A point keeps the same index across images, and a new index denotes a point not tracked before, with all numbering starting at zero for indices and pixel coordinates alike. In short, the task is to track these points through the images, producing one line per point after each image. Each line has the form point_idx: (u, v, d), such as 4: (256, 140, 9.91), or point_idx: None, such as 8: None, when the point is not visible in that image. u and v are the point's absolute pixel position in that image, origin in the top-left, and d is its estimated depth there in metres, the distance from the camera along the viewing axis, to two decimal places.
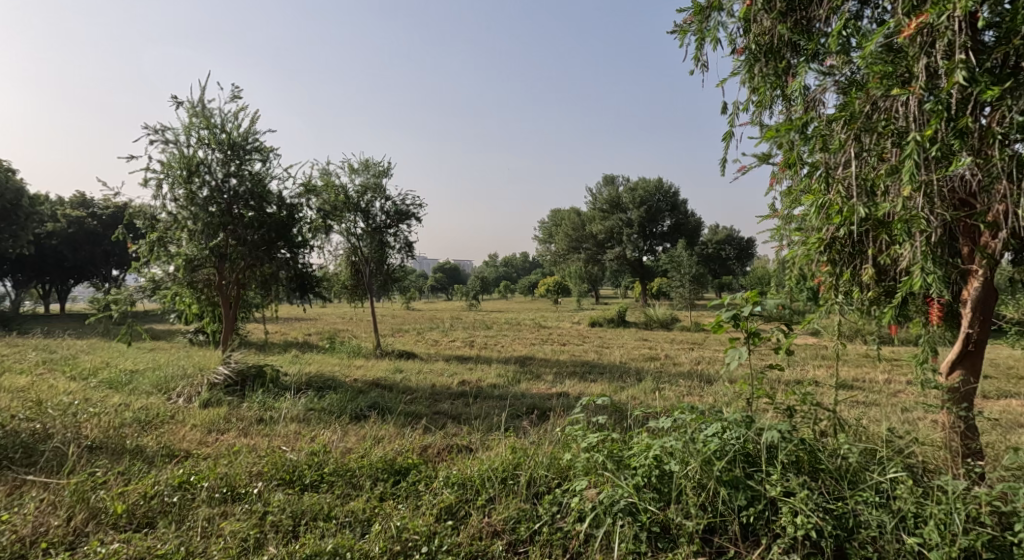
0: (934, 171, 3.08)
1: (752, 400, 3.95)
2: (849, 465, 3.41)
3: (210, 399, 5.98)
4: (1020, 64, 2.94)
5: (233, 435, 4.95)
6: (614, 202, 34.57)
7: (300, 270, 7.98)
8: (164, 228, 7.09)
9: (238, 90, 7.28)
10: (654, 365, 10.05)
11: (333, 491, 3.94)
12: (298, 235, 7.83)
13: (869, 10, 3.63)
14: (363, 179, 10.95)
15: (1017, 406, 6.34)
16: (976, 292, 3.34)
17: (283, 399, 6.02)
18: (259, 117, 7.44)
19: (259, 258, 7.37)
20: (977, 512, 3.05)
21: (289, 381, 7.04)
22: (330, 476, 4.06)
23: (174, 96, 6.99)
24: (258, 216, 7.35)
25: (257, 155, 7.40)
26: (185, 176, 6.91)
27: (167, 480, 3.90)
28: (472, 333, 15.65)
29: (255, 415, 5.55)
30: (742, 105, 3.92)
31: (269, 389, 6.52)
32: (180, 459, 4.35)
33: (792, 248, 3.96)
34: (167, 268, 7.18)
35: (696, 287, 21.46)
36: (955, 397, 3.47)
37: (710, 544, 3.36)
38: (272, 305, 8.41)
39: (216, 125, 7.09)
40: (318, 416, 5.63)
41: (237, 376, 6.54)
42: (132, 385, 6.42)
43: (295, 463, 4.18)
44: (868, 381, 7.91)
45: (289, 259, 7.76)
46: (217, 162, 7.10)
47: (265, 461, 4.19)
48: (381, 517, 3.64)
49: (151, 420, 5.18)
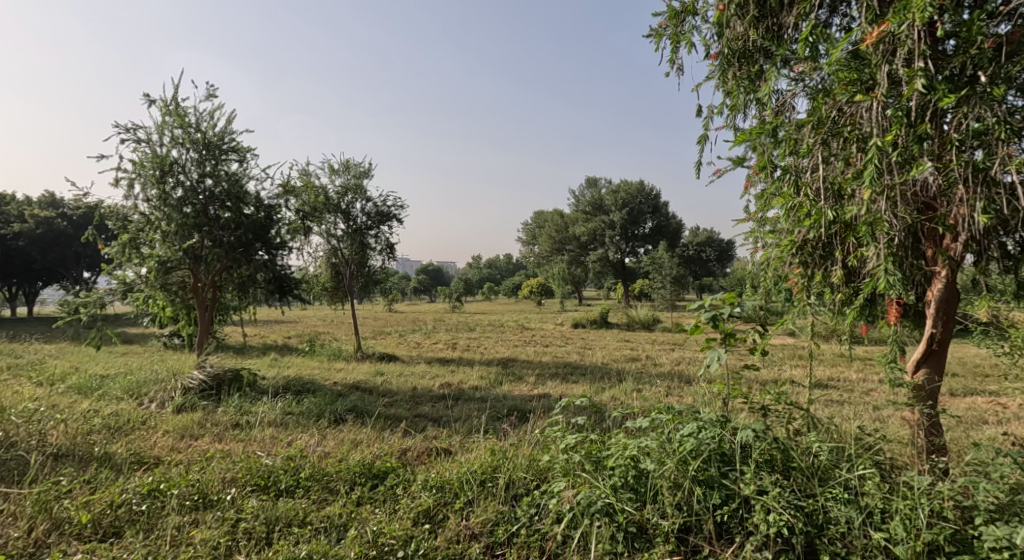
0: (896, 176, 3.16)
1: (728, 400, 4.00)
2: (821, 463, 3.47)
3: (183, 403, 5.91)
4: (977, 73, 3.02)
5: (207, 441, 4.90)
6: (595, 204, 35.18)
7: (279, 272, 7.85)
8: (136, 229, 6.98)
9: (214, 89, 7.22)
10: (634, 366, 10.13)
11: (309, 496, 3.92)
12: (276, 236, 7.75)
13: (837, 18, 3.72)
14: (344, 180, 10.88)
15: (982, 403, 6.50)
16: (939, 292, 3.42)
17: (260, 403, 5.96)
18: (235, 116, 7.38)
19: (237, 260, 7.21)
20: (940, 507, 3.11)
21: (266, 385, 6.98)
22: (306, 481, 4.04)
23: (146, 94, 6.91)
24: (235, 216, 7.23)
25: (233, 155, 7.33)
26: (158, 176, 6.83)
27: (136, 488, 3.84)
28: (454, 335, 15.62)
29: (231, 419, 5.51)
30: (716, 109, 4.00)
31: (245, 393, 6.46)
32: (150, 466, 4.29)
33: (765, 250, 4.04)
34: (139, 270, 7.09)
35: (677, 288, 21.64)
36: (921, 395, 3.55)
37: (685, 543, 3.40)
38: (249, 306, 8.32)
39: (190, 124, 7.00)
40: (296, 420, 5.59)
41: (212, 380, 6.45)
42: (102, 390, 6.32)
43: (270, 468, 4.14)
44: (842, 380, 8.05)
45: (267, 260, 7.62)
46: (191, 162, 7.02)
47: (239, 466, 4.15)
48: (358, 522, 3.62)
49: (122, 426, 5.11)
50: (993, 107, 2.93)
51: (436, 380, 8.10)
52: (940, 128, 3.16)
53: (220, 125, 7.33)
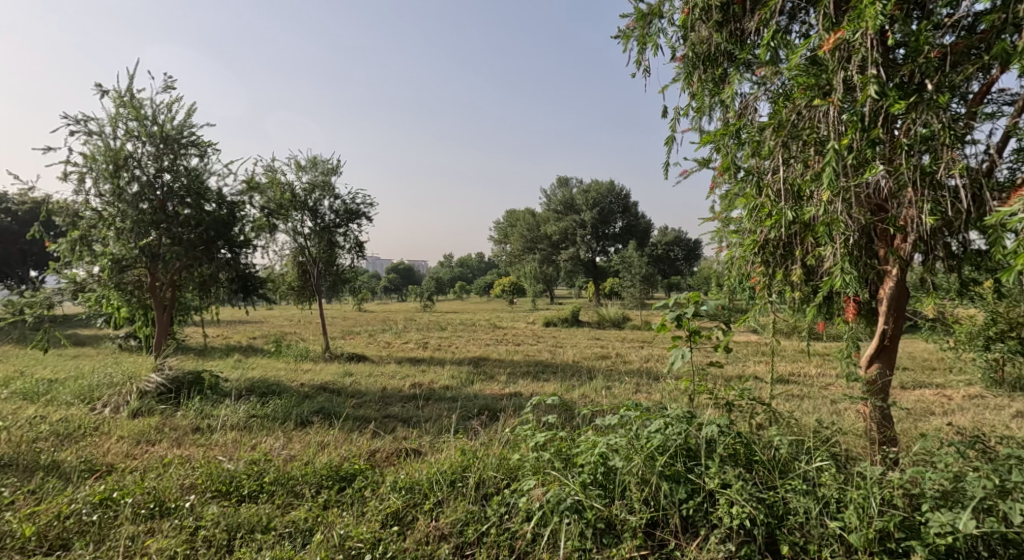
0: (851, 178, 3.29)
1: (694, 396, 4.11)
2: (781, 456, 3.59)
3: (140, 408, 5.80)
4: (924, 81, 3.17)
5: (165, 446, 4.83)
6: (567, 203, 35.48)
7: (243, 271, 7.77)
8: (88, 226, 6.83)
9: (172, 81, 7.10)
10: (604, 364, 10.28)
11: (273, 500, 3.91)
12: (240, 234, 7.65)
13: (796, 25, 3.85)
14: (311, 177, 10.78)
15: (931, 395, 6.80)
16: (890, 290, 3.58)
17: (222, 407, 5.89)
18: (195, 109, 7.27)
19: (197, 258, 7.08)
20: (891, 496, 3.24)
21: (229, 388, 6.90)
22: (270, 486, 4.02)
23: (99, 85, 6.76)
24: (195, 213, 7.13)
25: (193, 150, 7.22)
26: (111, 171, 6.69)
27: (87, 497, 3.79)
28: (425, 334, 15.61)
29: (191, 423, 5.45)
30: (682, 111, 4.12)
31: (207, 396, 6.37)
32: (102, 473, 4.22)
33: (730, 250, 4.17)
34: (91, 268, 6.96)
35: (645, 287, 21.97)
36: (874, 389, 3.71)
37: (651, 538, 3.49)
38: (212, 306, 8.21)
39: (146, 116, 6.88)
40: (260, 423, 5.54)
41: (171, 383, 6.35)
42: (51, 395, 6.18)
43: (233, 473, 4.12)
44: (802, 375, 8.30)
45: (230, 259, 7.52)
46: (148, 156, 6.91)
47: (198, 472, 4.11)
48: (324, 526, 3.63)
49: (73, 433, 5.02)
50: (939, 113, 3.07)
51: (406, 381, 8.08)
52: (891, 133, 3.30)
53: (179, 119, 7.21)
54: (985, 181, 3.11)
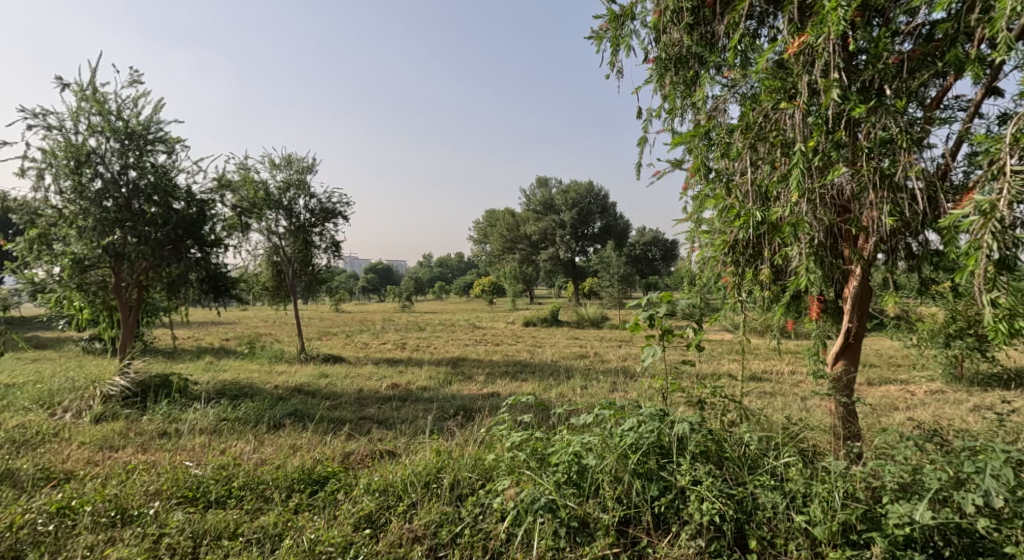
0: (816, 179, 3.36)
1: (667, 394, 4.16)
2: (750, 452, 3.67)
3: (103, 413, 5.71)
4: (883, 86, 3.26)
5: (129, 452, 4.76)
6: (547, 203, 35.55)
7: (213, 271, 7.69)
8: (47, 224, 6.65)
9: (137, 76, 6.99)
10: (582, 362, 10.38)
11: (242, 505, 3.88)
12: (210, 233, 7.61)
13: (765, 29, 3.94)
14: (285, 175, 10.68)
15: (896, 390, 6.98)
16: (855, 289, 3.68)
17: (191, 410, 5.81)
18: (161, 105, 7.17)
19: (165, 258, 6.99)
20: (853, 489, 3.31)
21: (199, 391, 6.81)
22: (239, 491, 3.99)
23: (59, 78, 6.64)
24: (163, 212, 7.02)
25: (160, 146, 7.12)
26: (73, 167, 6.57)
27: (43, 506, 3.72)
28: (403, 335, 15.56)
29: (157, 428, 5.37)
30: (654, 112, 4.18)
31: (174, 399, 6.28)
32: (60, 482, 4.15)
33: (701, 250, 4.22)
34: (51, 269, 6.79)
35: (624, 287, 22.13)
36: (838, 385, 3.80)
37: (624, 535, 3.52)
38: (181, 307, 8.09)
39: (110, 111, 6.76)
40: (231, 426, 5.48)
41: (137, 387, 6.26)
42: (10, 401, 6.04)
43: (200, 479, 4.08)
44: (774, 373, 8.45)
45: (200, 259, 7.44)
46: (112, 152, 6.77)
47: (163, 478, 4.07)
48: (294, 530, 3.61)
49: (30, 439, 4.92)
50: (897, 118, 3.16)
51: (383, 382, 8.07)
52: (853, 136, 3.38)
53: (146, 114, 7.10)
54: (940, 184, 3.21)
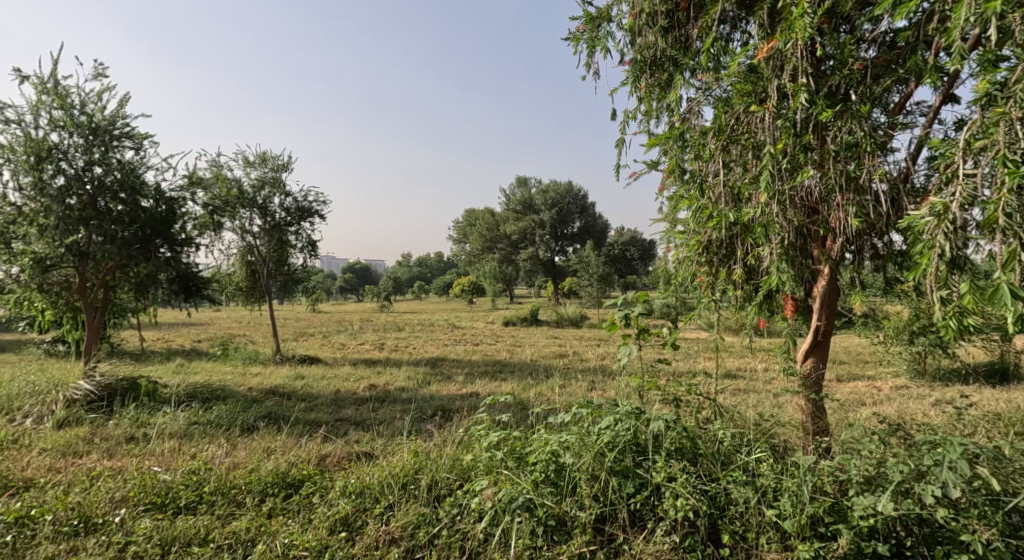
0: (785, 181, 3.44)
1: (644, 393, 4.22)
2: (724, 448, 3.75)
3: (66, 418, 5.62)
4: (849, 91, 3.36)
5: (94, 458, 4.71)
6: (526, 203, 35.62)
7: (184, 270, 7.60)
8: (5, 222, 6.47)
9: (101, 69, 6.88)
10: (561, 361, 10.46)
11: (213, 511, 3.86)
12: (180, 232, 7.52)
13: (738, 33, 4.03)
14: (260, 172, 10.59)
15: (864, 386, 7.18)
16: (823, 289, 3.78)
17: (160, 414, 5.74)
18: (127, 99, 7.05)
19: (133, 257, 6.81)
20: (821, 483, 3.41)
21: (169, 394, 6.73)
22: (210, 496, 3.97)
23: (18, 69, 6.49)
24: (129, 209, 6.95)
25: (127, 142, 7.01)
26: (33, 162, 6.40)
27: (1, 516, 3.67)
28: (381, 335, 15.51)
29: (124, 433, 5.31)
30: (630, 114, 4.26)
31: (142, 403, 6.20)
32: (20, 490, 4.09)
33: (677, 250, 4.30)
34: (10, 269, 6.68)
35: (603, 287, 22.32)
36: (808, 382, 3.91)
37: (601, 533, 3.57)
38: (151, 307, 7.98)
39: (72, 105, 6.65)
40: (202, 430, 5.44)
41: (102, 391, 6.18)
42: None
43: (169, 484, 4.05)
44: (748, 370, 8.61)
45: (170, 258, 7.36)
46: (75, 147, 6.65)
47: (130, 484, 4.03)
48: (267, 535, 3.61)
49: None
50: (861, 122, 3.26)
51: (360, 382, 8.04)
52: (821, 140, 3.47)
53: (112, 109, 6.98)
54: (903, 187, 3.31)
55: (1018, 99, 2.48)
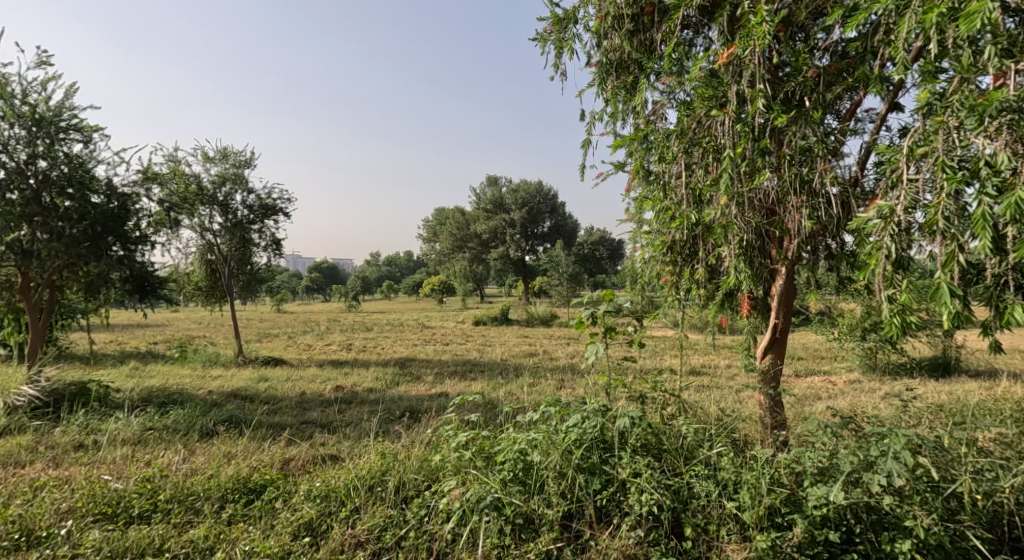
0: (744, 183, 3.55)
1: (610, 390, 4.30)
2: (687, 443, 3.85)
3: (9, 426, 5.46)
4: (804, 98, 3.49)
5: (39, 468, 4.60)
6: (497, 203, 35.61)
7: (139, 270, 7.42)
8: None
9: (46, 59, 6.69)
10: (531, 360, 10.54)
11: (169, 519, 3.83)
12: (133, 230, 7.35)
13: (701, 38, 4.14)
14: (221, 169, 10.42)
15: (820, 381, 7.42)
16: (781, 287, 3.91)
17: (112, 420, 5.63)
18: (75, 90, 6.88)
19: (81, 256, 6.68)
20: (778, 475, 3.53)
21: (121, 399, 6.60)
22: (165, 504, 3.93)
23: None
24: (78, 206, 6.78)
25: (75, 135, 6.85)
26: None
27: None
28: (349, 336, 15.39)
29: (73, 440, 5.19)
30: (597, 115, 4.34)
31: (92, 409, 6.06)
32: None
33: (642, 250, 4.40)
34: None
35: (573, 286, 22.50)
36: (767, 377, 4.04)
37: (568, 529, 3.63)
38: (102, 308, 7.80)
39: (15, 95, 6.46)
40: (158, 435, 5.35)
41: (47, 397, 6.02)
42: None
43: (120, 493, 4.00)
44: (712, 366, 8.82)
45: (123, 257, 7.14)
46: (19, 140, 6.47)
47: (78, 494, 3.96)
48: (226, 543, 3.60)
49: None
50: (814, 128, 3.39)
51: (326, 384, 7.99)
52: (777, 144, 3.60)
53: (57, 100, 6.81)
54: (852, 191, 3.46)
55: (956, 108, 2.62)
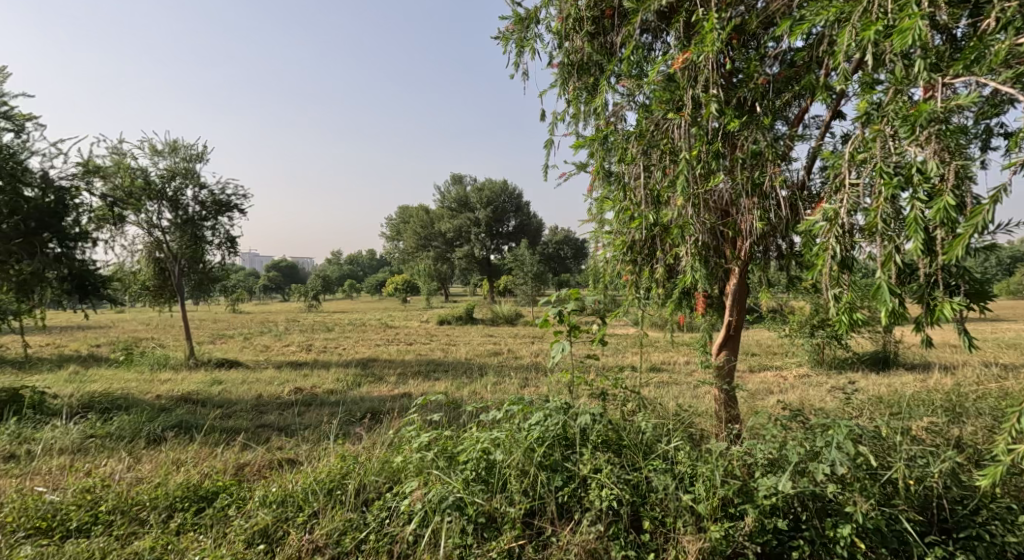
0: (699, 185, 3.66)
1: (572, 388, 4.38)
2: (646, 438, 3.95)
3: None
4: (755, 104, 3.62)
5: None
6: (461, 202, 35.50)
7: (78, 268, 7.19)
8: None
9: None
10: (495, 359, 10.60)
11: (111, 531, 3.76)
12: (71, 225, 7.11)
13: (658, 43, 4.25)
14: (171, 162, 10.18)
15: (772, 376, 7.67)
16: (735, 287, 4.05)
17: (51, 428, 5.45)
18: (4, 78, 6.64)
19: (12, 252, 6.45)
20: (731, 468, 3.66)
21: (59, 406, 6.41)
22: (106, 516, 3.86)
23: None
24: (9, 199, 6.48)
25: (5, 124, 6.62)
26: None
27: None
28: (309, 336, 15.18)
29: (6, 450, 5.03)
30: (559, 116, 4.41)
31: (26, 416, 5.86)
32: None
33: (603, 250, 4.49)
34: None
35: (537, 284, 22.62)
36: (722, 373, 4.18)
37: (530, 527, 3.70)
38: (39, 309, 7.52)
39: None
40: (100, 443, 5.21)
41: None
42: None
43: (56, 506, 3.92)
44: (671, 364, 9.01)
45: (59, 254, 6.93)
46: None
47: (10, 509, 3.87)
48: (175, 553, 3.56)
49: None
50: (764, 133, 3.53)
51: (284, 386, 7.89)
52: (730, 148, 3.72)
53: None
54: (799, 194, 3.61)
55: (891, 118, 2.76)
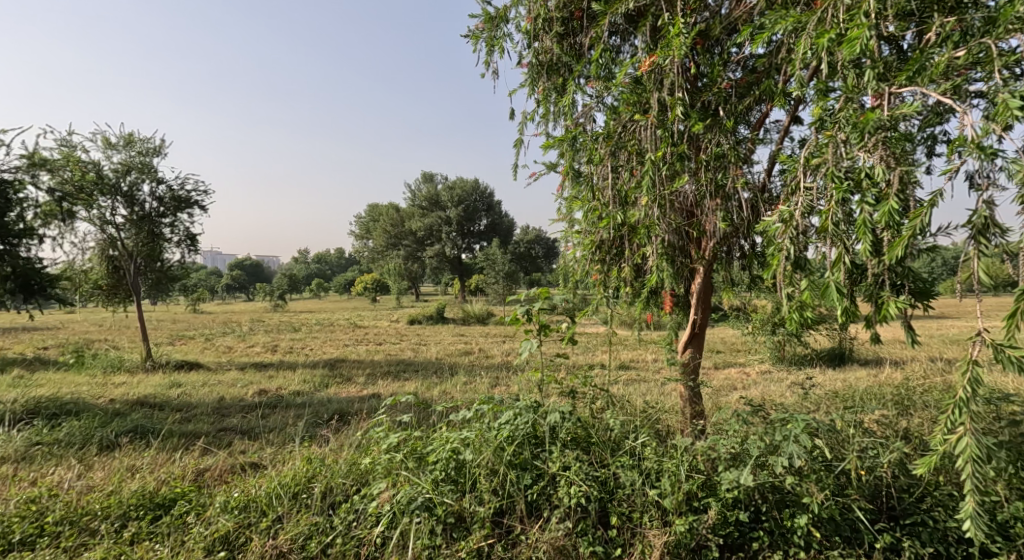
0: (665, 186, 3.73)
1: (542, 386, 4.42)
2: (614, 435, 4.02)
3: None
4: (718, 107, 3.70)
5: None
6: (432, 200, 35.36)
7: (23, 265, 6.98)
8: None
9: None
10: (465, 359, 10.61)
11: (59, 543, 3.68)
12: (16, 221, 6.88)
13: (626, 45, 4.32)
14: (125, 156, 9.95)
15: (736, 373, 7.84)
16: (700, 286, 4.14)
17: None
18: None
19: None
20: (695, 463, 3.75)
21: (4, 412, 6.21)
22: (54, 526, 3.78)
23: None
24: None
25: None
26: None
27: None
28: (275, 337, 14.98)
29: None
30: (528, 115, 4.46)
31: None
32: None
33: (572, 249, 4.55)
34: None
35: (508, 283, 22.68)
36: (687, 370, 4.27)
37: (499, 526, 3.73)
38: None
39: None
40: (48, 450, 5.08)
41: None
42: None
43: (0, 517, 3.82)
44: (639, 362, 9.14)
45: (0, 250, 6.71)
46: None
47: None
48: None
49: None
50: (727, 136, 3.62)
51: (248, 388, 7.78)
52: (695, 150, 3.80)
53: None
54: (761, 196, 3.72)
55: (844, 124, 2.87)
